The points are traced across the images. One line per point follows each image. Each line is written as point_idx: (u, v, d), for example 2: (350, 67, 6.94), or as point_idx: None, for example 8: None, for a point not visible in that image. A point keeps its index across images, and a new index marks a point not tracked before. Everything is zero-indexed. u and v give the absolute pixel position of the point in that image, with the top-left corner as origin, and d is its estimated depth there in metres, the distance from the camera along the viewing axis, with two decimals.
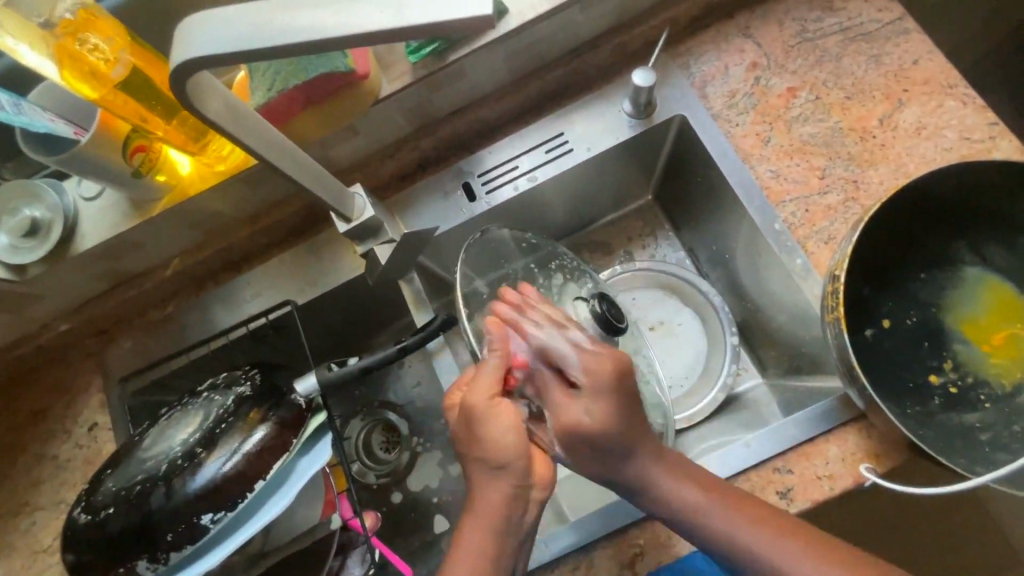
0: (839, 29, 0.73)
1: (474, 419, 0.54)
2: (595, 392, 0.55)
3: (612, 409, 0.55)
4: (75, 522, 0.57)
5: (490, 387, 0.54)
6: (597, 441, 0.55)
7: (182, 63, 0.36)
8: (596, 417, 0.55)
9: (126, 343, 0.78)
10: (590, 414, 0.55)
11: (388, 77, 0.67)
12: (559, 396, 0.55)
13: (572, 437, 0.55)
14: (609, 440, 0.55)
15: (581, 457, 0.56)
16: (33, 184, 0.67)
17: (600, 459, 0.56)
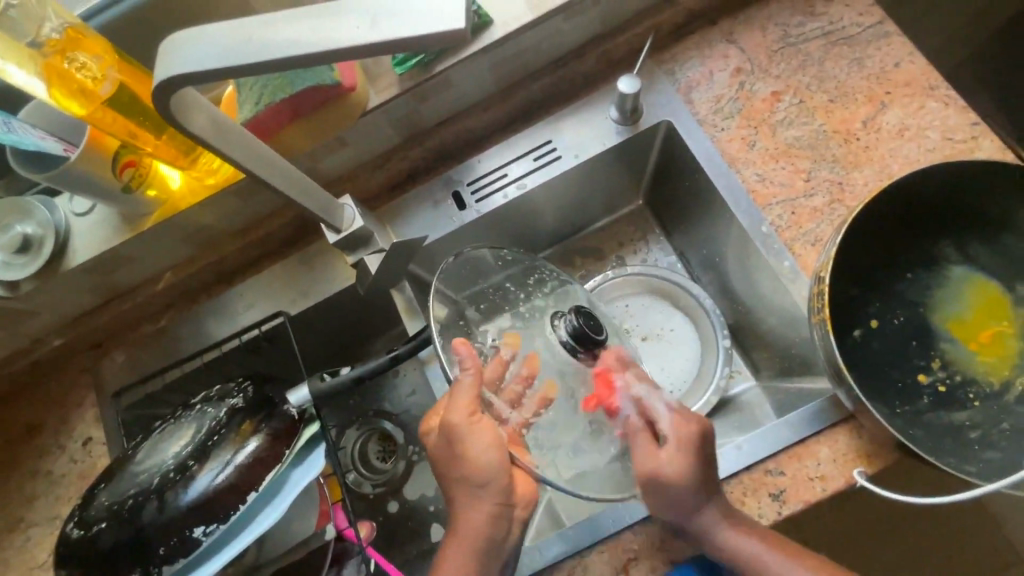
0: (821, 33, 0.74)
1: (452, 437, 0.56)
2: (681, 444, 0.58)
3: (693, 465, 0.58)
4: (67, 538, 0.57)
5: (466, 405, 0.55)
6: (674, 490, 0.57)
7: (166, 80, 0.36)
8: (677, 467, 0.57)
9: (120, 357, 0.78)
10: (672, 465, 0.57)
11: (376, 88, 0.67)
12: (646, 445, 0.58)
13: (651, 484, 0.57)
14: (686, 490, 0.57)
15: (653, 501, 0.58)
16: (25, 200, 0.68)
17: (671, 505, 0.58)
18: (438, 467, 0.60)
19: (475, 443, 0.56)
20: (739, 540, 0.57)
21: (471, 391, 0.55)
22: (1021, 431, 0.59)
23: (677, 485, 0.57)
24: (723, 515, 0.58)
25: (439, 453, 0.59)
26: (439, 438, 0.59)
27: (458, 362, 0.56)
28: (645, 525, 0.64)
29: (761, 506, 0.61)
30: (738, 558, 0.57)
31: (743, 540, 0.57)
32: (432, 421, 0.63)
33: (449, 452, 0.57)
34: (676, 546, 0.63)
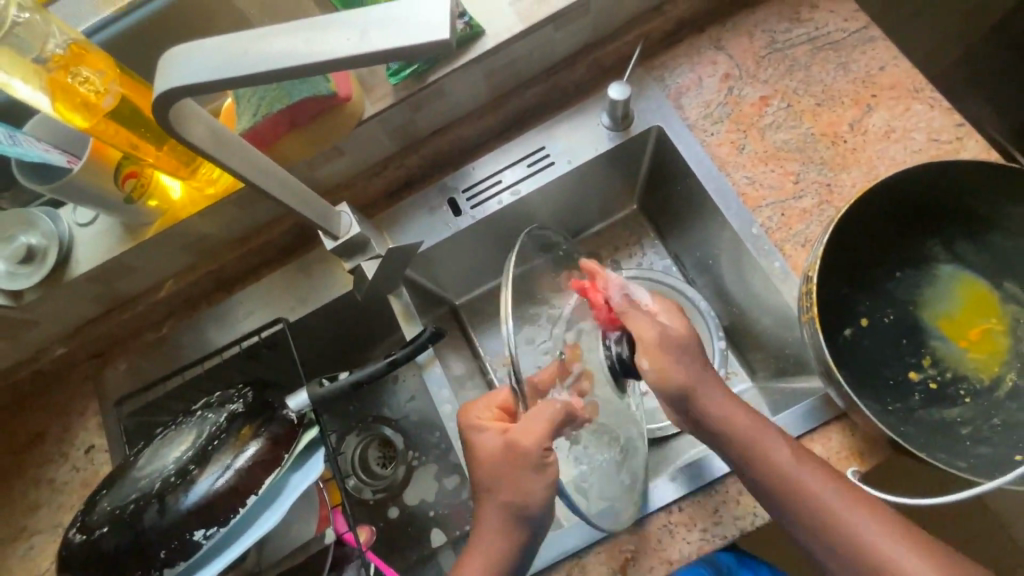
0: (807, 39, 0.75)
1: (514, 455, 0.54)
2: (669, 312, 0.63)
3: (685, 328, 0.62)
4: (70, 543, 0.58)
5: (542, 438, 0.53)
6: (682, 342, 0.60)
7: (165, 92, 0.38)
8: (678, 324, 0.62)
9: (122, 366, 0.79)
10: (670, 325, 0.61)
11: (371, 98, 0.69)
12: (639, 318, 0.61)
13: (660, 344, 0.59)
14: (688, 346, 0.60)
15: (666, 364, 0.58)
16: (29, 212, 0.69)
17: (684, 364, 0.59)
18: (479, 468, 0.57)
19: (527, 469, 0.54)
20: (739, 419, 0.59)
21: (551, 422, 0.53)
22: (1012, 427, 0.59)
23: (685, 339, 0.61)
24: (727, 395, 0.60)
25: (488, 459, 0.56)
26: (496, 449, 0.55)
27: (558, 386, 0.56)
28: (642, 526, 0.64)
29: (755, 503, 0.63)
30: (723, 429, 0.59)
31: (742, 420, 0.59)
32: (489, 421, 0.59)
33: (501, 468, 0.55)
34: (673, 546, 0.63)
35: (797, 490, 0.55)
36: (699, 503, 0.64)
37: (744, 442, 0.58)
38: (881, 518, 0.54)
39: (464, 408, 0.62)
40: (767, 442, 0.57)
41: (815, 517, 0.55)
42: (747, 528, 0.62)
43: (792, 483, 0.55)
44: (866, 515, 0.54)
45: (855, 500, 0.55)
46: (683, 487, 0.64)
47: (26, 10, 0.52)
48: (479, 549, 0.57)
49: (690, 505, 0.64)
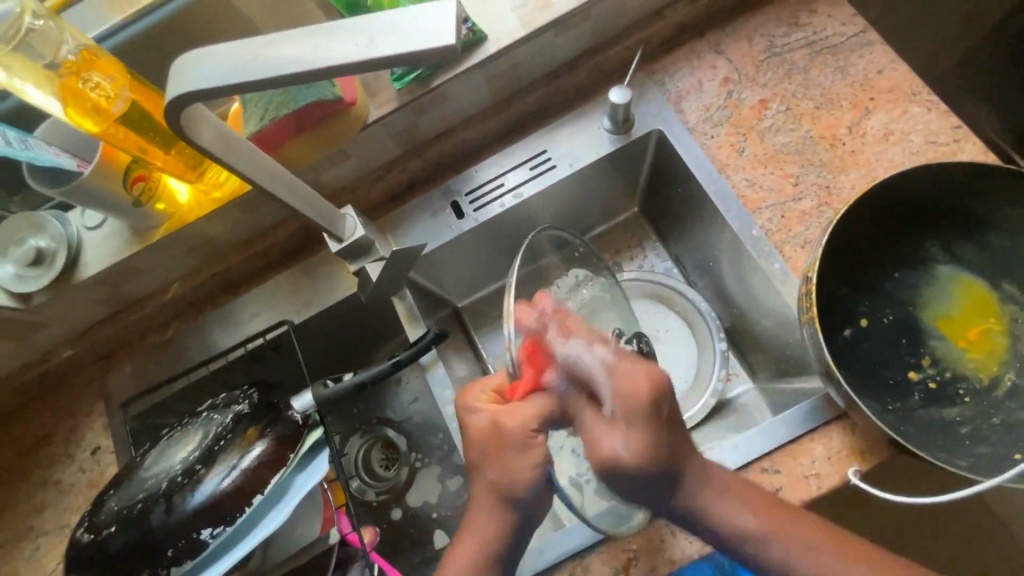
0: (805, 43, 0.76)
1: (504, 433, 0.56)
2: (630, 414, 0.53)
3: (646, 439, 0.53)
4: (78, 542, 0.59)
5: (531, 422, 0.56)
6: (637, 472, 0.53)
7: (176, 98, 0.39)
8: (628, 445, 0.52)
9: (128, 368, 0.80)
10: (627, 447, 0.52)
11: (375, 102, 0.70)
12: (592, 421, 0.54)
13: (610, 471, 0.53)
14: (648, 469, 0.53)
15: (620, 487, 0.54)
16: (39, 215, 0.70)
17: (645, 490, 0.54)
18: (470, 446, 0.60)
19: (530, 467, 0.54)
20: (712, 496, 0.56)
21: (542, 409, 0.56)
22: (1011, 426, 0.60)
23: (640, 470, 0.53)
24: (700, 467, 0.57)
25: (478, 436, 0.59)
26: (487, 426, 0.58)
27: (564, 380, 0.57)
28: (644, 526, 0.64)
29: None
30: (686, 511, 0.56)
31: (699, 486, 0.56)
32: (483, 398, 0.60)
33: (491, 447, 0.57)
34: (676, 545, 0.63)
35: (766, 555, 0.55)
36: None
37: (690, 503, 0.56)
38: (851, 556, 0.55)
39: (462, 390, 0.63)
40: (716, 499, 0.56)
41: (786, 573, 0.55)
42: None
43: (761, 547, 0.55)
44: (834, 559, 0.54)
45: (825, 548, 0.55)
46: None
47: (40, 17, 0.53)
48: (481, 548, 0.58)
49: None
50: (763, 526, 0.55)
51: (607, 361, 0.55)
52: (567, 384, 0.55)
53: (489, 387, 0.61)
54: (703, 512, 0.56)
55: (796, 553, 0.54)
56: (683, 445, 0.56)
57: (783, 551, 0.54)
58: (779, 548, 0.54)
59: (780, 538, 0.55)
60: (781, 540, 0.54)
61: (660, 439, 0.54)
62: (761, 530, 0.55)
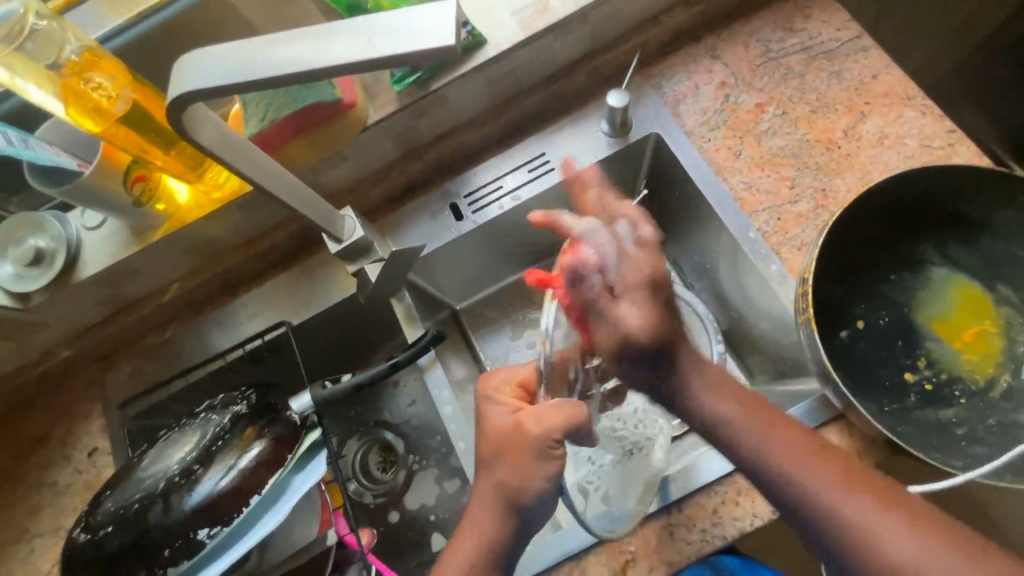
0: (801, 48, 0.77)
1: (523, 437, 0.55)
2: (634, 284, 0.57)
3: (654, 310, 0.56)
4: (74, 542, 0.58)
5: (556, 430, 0.54)
6: (644, 342, 0.56)
7: (177, 96, 0.39)
8: (637, 306, 0.56)
9: (126, 369, 0.80)
10: (634, 313, 0.56)
11: (375, 104, 0.70)
12: (606, 298, 0.58)
13: (621, 339, 0.56)
14: (654, 341, 0.56)
15: (628, 365, 0.57)
16: (39, 215, 0.71)
17: (644, 370, 0.57)
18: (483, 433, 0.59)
19: (528, 466, 0.54)
20: (723, 398, 0.54)
21: (567, 418, 0.55)
22: (1007, 427, 0.60)
23: (643, 341, 0.56)
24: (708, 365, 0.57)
25: (492, 432, 0.57)
26: (505, 425, 0.57)
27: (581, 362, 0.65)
28: (642, 527, 0.64)
29: (755, 505, 0.63)
30: (706, 415, 0.54)
31: (727, 406, 0.54)
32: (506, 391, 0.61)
33: (502, 441, 0.56)
34: (673, 547, 0.63)
35: (789, 480, 0.49)
36: (699, 504, 0.64)
37: (719, 422, 0.54)
38: (896, 512, 0.46)
39: (484, 377, 0.63)
40: (760, 428, 0.52)
41: (816, 517, 0.48)
42: (746, 528, 0.62)
43: (788, 473, 0.50)
44: (872, 506, 0.47)
45: (865, 494, 0.47)
46: (683, 488, 0.64)
47: (44, 18, 0.54)
48: None
49: (690, 505, 0.64)
50: (799, 450, 0.50)
51: (621, 246, 0.59)
52: (594, 267, 0.59)
53: (512, 377, 0.63)
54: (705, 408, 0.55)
55: (828, 488, 0.48)
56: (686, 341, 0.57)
57: (816, 482, 0.49)
58: (810, 477, 0.49)
59: (817, 469, 0.49)
60: (813, 472, 0.49)
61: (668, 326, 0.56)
62: (796, 454, 0.50)
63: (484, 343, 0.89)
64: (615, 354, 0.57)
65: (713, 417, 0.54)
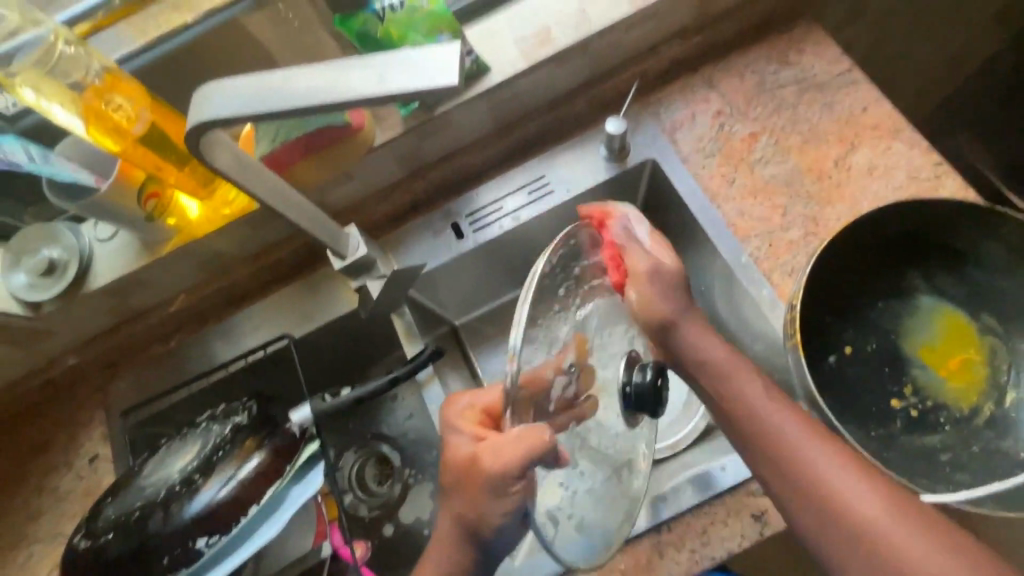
0: (794, 80, 0.80)
1: (477, 471, 0.52)
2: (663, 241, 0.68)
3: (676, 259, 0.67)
4: (75, 548, 0.60)
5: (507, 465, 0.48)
6: (677, 277, 0.65)
7: (199, 123, 0.42)
8: (668, 259, 0.66)
9: (129, 378, 0.82)
10: (666, 257, 0.66)
11: (382, 127, 0.73)
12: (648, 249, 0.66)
13: (656, 274, 0.64)
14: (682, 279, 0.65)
15: (647, 297, 0.64)
16: (53, 227, 0.73)
17: (669, 298, 0.64)
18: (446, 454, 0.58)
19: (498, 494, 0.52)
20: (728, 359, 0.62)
21: (526, 451, 0.48)
22: (990, 453, 0.62)
23: (675, 277, 0.65)
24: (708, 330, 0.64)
25: (453, 463, 0.57)
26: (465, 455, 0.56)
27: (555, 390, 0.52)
28: (632, 545, 0.65)
29: (744, 526, 0.64)
30: (699, 357, 0.62)
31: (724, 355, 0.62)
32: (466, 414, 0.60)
33: (461, 459, 0.56)
34: (662, 566, 0.64)
35: (776, 433, 0.56)
36: (688, 524, 0.65)
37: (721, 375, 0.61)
38: (875, 482, 0.51)
39: (452, 399, 0.63)
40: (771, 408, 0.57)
41: (792, 471, 0.53)
42: (734, 549, 0.63)
43: (773, 426, 0.56)
44: (855, 473, 0.52)
45: (839, 454, 0.53)
46: (672, 508, 0.65)
47: (72, 44, 0.57)
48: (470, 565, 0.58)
49: (680, 525, 0.65)
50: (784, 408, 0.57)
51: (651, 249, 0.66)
52: (635, 227, 0.67)
53: (478, 402, 0.61)
54: (706, 362, 0.62)
55: (808, 445, 0.54)
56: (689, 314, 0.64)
57: (796, 437, 0.55)
58: (792, 433, 0.55)
59: (801, 429, 0.55)
60: (823, 459, 0.53)
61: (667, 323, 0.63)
62: (780, 411, 0.57)
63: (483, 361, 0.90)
64: (638, 293, 0.64)
65: (711, 368, 0.62)
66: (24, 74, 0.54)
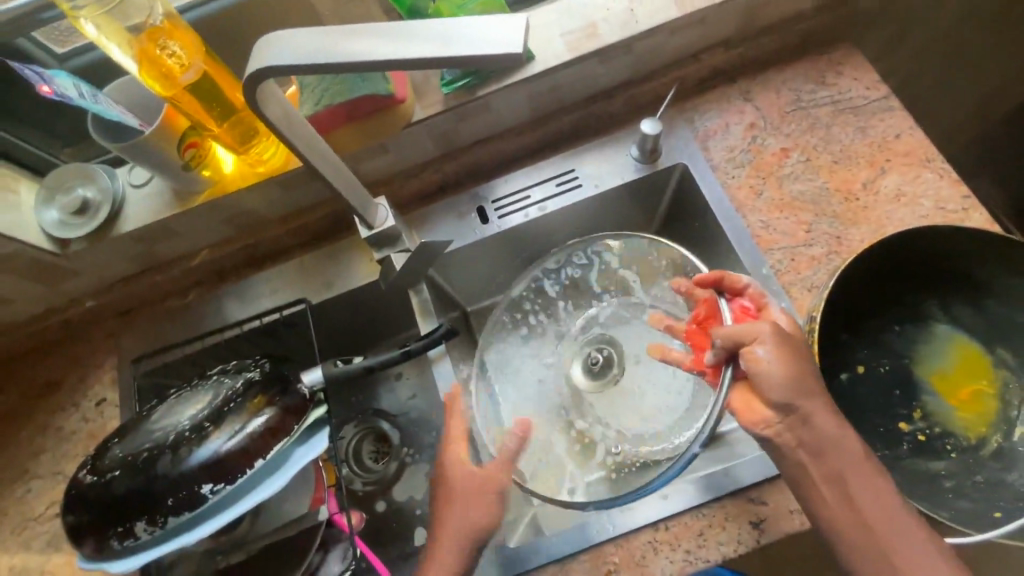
0: (830, 101, 0.81)
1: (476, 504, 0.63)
2: (781, 337, 0.57)
3: (790, 352, 0.57)
4: (80, 482, 0.60)
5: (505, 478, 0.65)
6: (795, 370, 0.56)
7: (256, 71, 0.43)
8: (786, 360, 0.56)
9: (144, 326, 0.82)
10: (786, 358, 0.56)
11: (421, 103, 0.74)
12: (775, 350, 0.56)
13: (782, 374, 0.56)
14: (798, 366, 0.57)
15: (778, 372, 0.56)
16: (91, 167, 0.74)
17: (794, 377, 0.56)
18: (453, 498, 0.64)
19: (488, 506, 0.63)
20: (851, 450, 0.56)
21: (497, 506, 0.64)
22: (994, 484, 0.62)
23: (793, 370, 0.56)
24: (835, 414, 0.57)
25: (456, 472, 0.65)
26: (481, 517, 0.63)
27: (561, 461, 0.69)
28: (628, 540, 0.66)
29: (740, 532, 0.64)
30: (803, 427, 0.56)
31: (830, 422, 0.56)
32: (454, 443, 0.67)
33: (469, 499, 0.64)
34: (655, 563, 0.64)
35: (886, 538, 0.54)
36: (685, 524, 0.65)
37: (824, 442, 0.56)
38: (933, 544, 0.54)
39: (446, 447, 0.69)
40: (869, 480, 0.55)
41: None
42: (729, 554, 0.63)
43: (891, 540, 0.54)
44: (922, 540, 0.54)
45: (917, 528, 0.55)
46: (671, 506, 0.66)
47: None
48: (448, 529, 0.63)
49: (677, 524, 0.65)
50: (901, 520, 0.55)
51: (778, 353, 0.56)
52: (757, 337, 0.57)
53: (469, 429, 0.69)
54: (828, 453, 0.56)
55: (903, 534, 0.54)
56: (815, 393, 0.57)
57: (900, 535, 0.54)
58: (908, 552, 0.54)
59: (898, 511, 0.55)
60: (896, 528, 0.54)
61: (791, 404, 0.56)
62: (882, 499, 0.55)
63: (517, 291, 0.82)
64: (774, 377, 0.56)
65: (819, 435, 0.56)
66: (88, 9, 0.54)
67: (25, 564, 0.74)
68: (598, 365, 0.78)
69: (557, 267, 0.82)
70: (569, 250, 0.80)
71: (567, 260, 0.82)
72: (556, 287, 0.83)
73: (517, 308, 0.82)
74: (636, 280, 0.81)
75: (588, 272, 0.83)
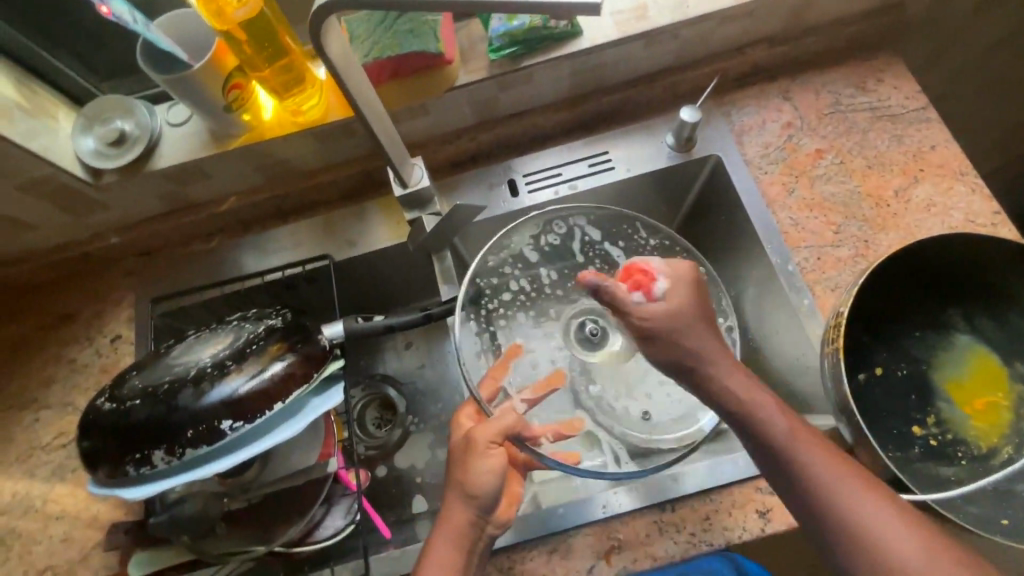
0: (869, 107, 0.81)
1: (476, 465, 0.60)
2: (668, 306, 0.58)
3: (678, 322, 0.57)
4: (98, 409, 0.60)
5: (494, 433, 0.61)
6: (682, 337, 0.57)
7: (323, 4, 0.44)
8: (667, 329, 0.57)
9: (165, 268, 0.82)
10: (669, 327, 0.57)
11: (467, 68, 0.74)
12: (652, 321, 0.57)
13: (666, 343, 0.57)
14: (684, 334, 0.57)
15: (658, 345, 0.57)
16: (130, 101, 0.74)
17: (680, 346, 0.56)
18: (455, 466, 0.62)
19: (486, 471, 0.59)
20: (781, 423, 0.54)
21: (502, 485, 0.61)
22: None
23: (678, 336, 0.57)
24: (749, 382, 0.56)
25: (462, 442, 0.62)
26: (483, 481, 0.59)
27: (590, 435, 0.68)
28: (635, 517, 0.66)
29: (747, 519, 0.65)
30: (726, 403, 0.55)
31: (743, 386, 0.55)
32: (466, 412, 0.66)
33: (466, 461, 0.60)
34: (659, 543, 0.65)
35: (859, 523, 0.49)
36: (692, 508, 0.66)
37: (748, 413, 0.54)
38: (907, 520, 0.49)
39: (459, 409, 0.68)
40: (817, 456, 0.52)
41: (880, 566, 0.48)
42: (733, 540, 0.64)
43: (866, 525, 0.49)
44: (897, 521, 0.49)
45: (894, 509, 0.49)
46: (678, 488, 0.66)
47: None
48: (461, 496, 0.60)
49: (683, 507, 0.66)
50: (866, 496, 0.50)
51: (653, 323, 0.57)
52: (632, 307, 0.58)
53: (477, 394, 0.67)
54: (767, 437, 0.53)
55: (876, 516, 0.49)
56: (720, 358, 0.56)
57: (873, 517, 0.49)
58: (883, 533, 0.48)
59: (865, 491, 0.50)
60: (861, 506, 0.49)
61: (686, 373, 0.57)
62: (843, 480, 0.51)
63: (494, 261, 0.74)
64: (653, 346, 0.57)
65: (735, 407, 0.55)
66: None
67: (28, 491, 0.74)
68: (594, 335, 0.73)
69: (538, 234, 0.76)
70: (547, 216, 0.75)
71: (546, 228, 0.76)
72: (537, 252, 0.76)
73: (495, 275, 0.74)
74: (622, 256, 0.75)
75: (570, 241, 0.76)
